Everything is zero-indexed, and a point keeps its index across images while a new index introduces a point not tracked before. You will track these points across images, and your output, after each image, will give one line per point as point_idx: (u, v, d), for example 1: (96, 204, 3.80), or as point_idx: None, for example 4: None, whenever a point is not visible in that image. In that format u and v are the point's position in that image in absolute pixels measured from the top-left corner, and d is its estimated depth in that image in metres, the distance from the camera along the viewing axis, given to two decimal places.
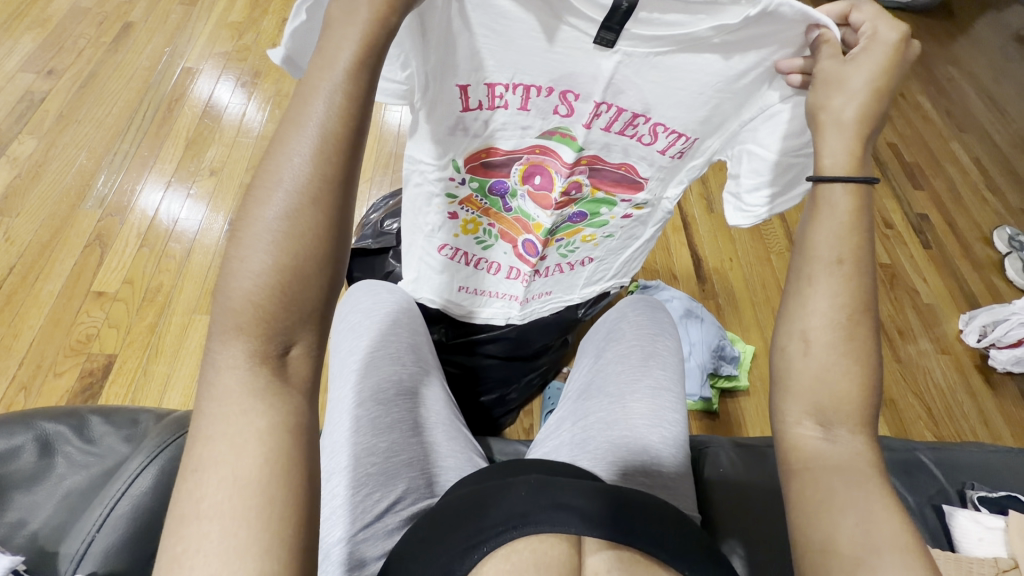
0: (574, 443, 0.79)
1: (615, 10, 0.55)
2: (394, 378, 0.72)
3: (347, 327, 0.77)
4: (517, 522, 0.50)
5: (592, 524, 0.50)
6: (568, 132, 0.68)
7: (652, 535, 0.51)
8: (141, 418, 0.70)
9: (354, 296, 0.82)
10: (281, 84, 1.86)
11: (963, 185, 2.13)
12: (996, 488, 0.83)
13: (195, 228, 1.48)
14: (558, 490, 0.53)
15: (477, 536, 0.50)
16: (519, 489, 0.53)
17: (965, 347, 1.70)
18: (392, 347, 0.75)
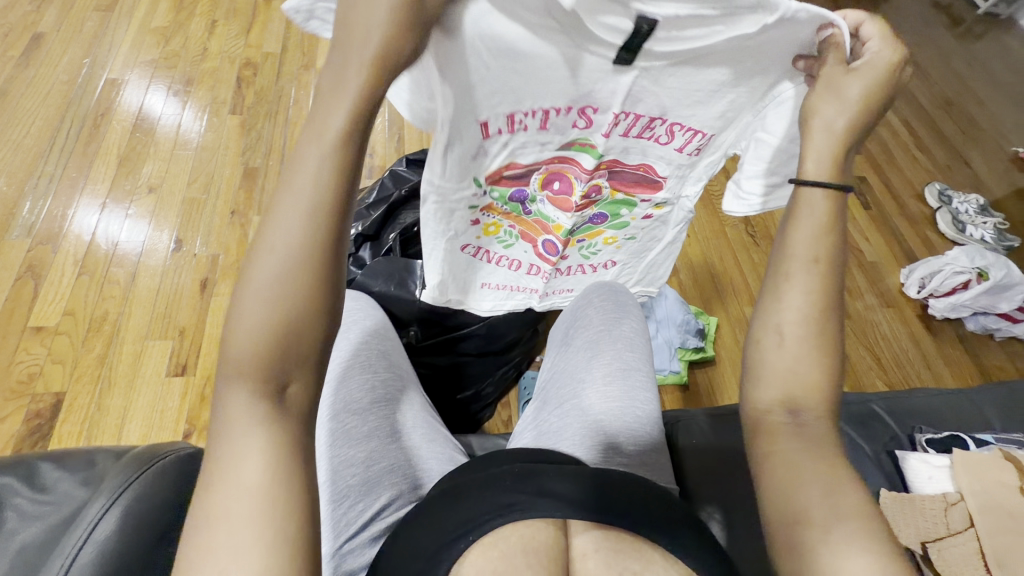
0: (551, 430, 0.80)
1: (635, 34, 0.53)
2: (367, 386, 0.71)
3: None
4: (501, 511, 0.51)
5: (558, 504, 0.51)
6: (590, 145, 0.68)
7: (633, 515, 0.51)
8: (95, 459, 0.66)
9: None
10: (217, 89, 1.77)
11: (896, 146, 2.26)
12: (941, 429, 0.89)
13: (139, 248, 1.40)
14: (546, 482, 0.53)
15: (458, 527, 0.50)
16: (497, 479, 0.53)
17: (907, 299, 1.81)
18: (362, 354, 0.74)
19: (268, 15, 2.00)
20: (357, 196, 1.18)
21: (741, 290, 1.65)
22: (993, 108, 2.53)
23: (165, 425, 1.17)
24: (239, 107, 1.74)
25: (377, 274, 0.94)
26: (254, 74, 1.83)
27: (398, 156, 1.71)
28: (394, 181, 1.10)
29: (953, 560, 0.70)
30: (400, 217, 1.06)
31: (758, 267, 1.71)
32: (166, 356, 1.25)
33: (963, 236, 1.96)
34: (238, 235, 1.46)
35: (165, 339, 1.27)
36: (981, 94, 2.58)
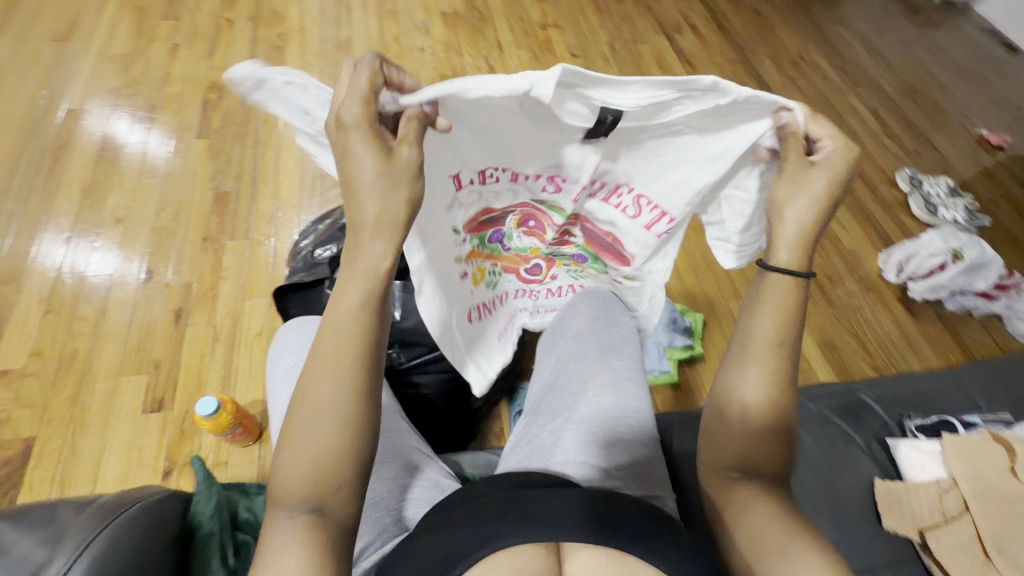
0: (542, 447, 0.78)
1: (601, 122, 0.60)
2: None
3: (283, 374, 0.75)
4: (480, 544, 0.48)
5: (570, 518, 0.50)
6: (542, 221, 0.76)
7: (632, 530, 0.50)
8: (61, 511, 0.53)
9: (291, 343, 0.79)
10: (182, 114, 1.73)
11: (865, 134, 2.31)
12: (929, 413, 0.90)
13: (106, 283, 1.36)
14: (555, 505, 0.52)
15: (466, 547, 0.48)
16: (476, 515, 0.52)
17: (887, 282, 1.84)
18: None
19: (231, 36, 1.98)
20: (332, 215, 1.17)
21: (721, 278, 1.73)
22: (954, 92, 2.60)
23: (144, 463, 1.12)
24: (206, 131, 1.70)
25: None
26: (221, 97, 1.79)
27: None
28: None
29: (947, 548, 0.71)
30: None
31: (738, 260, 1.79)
32: (142, 392, 1.21)
33: (936, 219, 2.00)
34: (212, 261, 1.43)
35: (140, 374, 1.23)
36: (944, 80, 2.65)
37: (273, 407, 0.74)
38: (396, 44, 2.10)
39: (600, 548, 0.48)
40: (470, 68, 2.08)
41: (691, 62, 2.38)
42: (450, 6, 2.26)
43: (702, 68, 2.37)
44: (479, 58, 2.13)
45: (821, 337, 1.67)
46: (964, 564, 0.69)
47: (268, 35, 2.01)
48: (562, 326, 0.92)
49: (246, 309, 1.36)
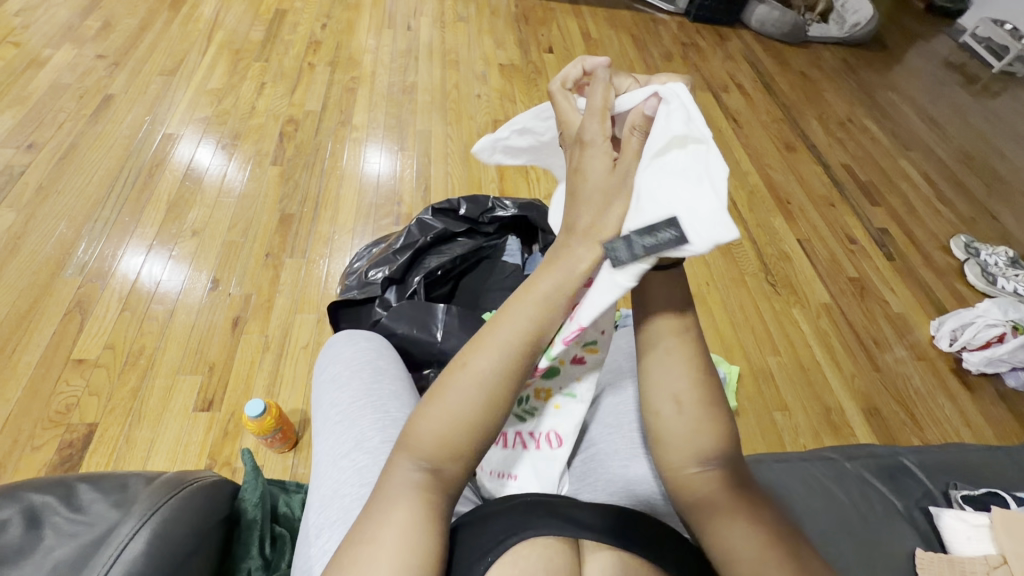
0: (576, 476, 0.80)
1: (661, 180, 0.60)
2: (379, 424, 0.72)
3: (330, 379, 0.80)
4: (516, 530, 0.54)
5: (599, 523, 0.57)
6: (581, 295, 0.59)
7: (655, 550, 0.56)
8: (132, 481, 0.59)
9: (337, 352, 0.84)
10: (261, 143, 1.92)
11: (916, 198, 2.27)
12: (978, 485, 0.86)
13: (177, 288, 1.49)
14: (582, 507, 0.58)
15: (499, 535, 0.54)
16: (510, 507, 0.57)
17: (939, 351, 1.76)
18: (375, 395, 0.76)
19: (310, 78, 2.20)
20: (386, 240, 1.26)
21: (759, 333, 1.72)
22: (1015, 161, 2.53)
23: (189, 459, 1.19)
24: (280, 159, 1.87)
25: (401, 318, 0.99)
26: (296, 130, 1.98)
27: (424, 205, 1.80)
28: (421, 230, 1.17)
29: None
30: (424, 263, 1.14)
31: (778, 316, 1.78)
32: (195, 392, 1.30)
33: (995, 289, 1.91)
34: (271, 276, 1.54)
35: (195, 374, 1.32)
36: (1003, 149, 2.60)
37: (318, 408, 0.79)
38: (456, 90, 2.27)
39: (620, 555, 0.55)
40: (522, 115, 2.21)
41: (737, 120, 2.44)
42: (508, 59, 2.44)
43: (747, 126, 2.43)
44: (531, 106, 2.27)
45: (866, 402, 1.60)
46: None
47: (343, 78, 2.23)
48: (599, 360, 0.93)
49: (296, 322, 1.45)
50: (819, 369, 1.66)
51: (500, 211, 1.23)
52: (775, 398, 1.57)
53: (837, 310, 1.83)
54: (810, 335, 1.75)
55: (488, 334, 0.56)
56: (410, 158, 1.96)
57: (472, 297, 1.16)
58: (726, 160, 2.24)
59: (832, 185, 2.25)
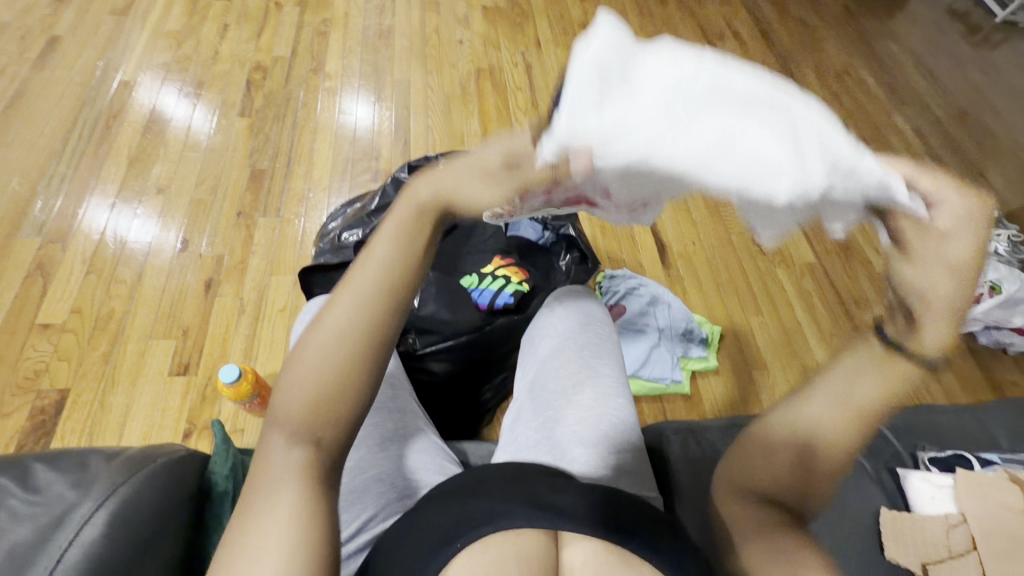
0: (530, 445, 0.78)
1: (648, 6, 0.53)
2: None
3: None
4: (493, 518, 0.53)
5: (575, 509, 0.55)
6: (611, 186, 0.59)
7: (649, 538, 0.54)
8: (92, 459, 0.57)
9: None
10: (227, 91, 1.80)
11: (907, 154, 2.24)
12: (945, 446, 0.89)
13: (145, 248, 1.42)
14: (558, 494, 0.56)
15: (473, 521, 0.53)
16: (485, 494, 0.56)
17: (917, 311, 1.79)
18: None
19: (278, 19, 2.03)
20: (361, 199, 1.20)
21: (743, 293, 1.72)
22: (1009, 118, 2.49)
23: (166, 425, 1.18)
24: (248, 110, 1.76)
25: None
26: (264, 77, 1.85)
27: (403, 160, 1.73)
28: (397, 188, 1.13)
29: None
30: None
31: (762, 276, 1.77)
32: (169, 357, 1.26)
33: None
34: (244, 236, 1.48)
35: (169, 339, 1.29)
36: (996, 104, 2.55)
37: None
38: (437, 35, 2.12)
39: (600, 542, 0.53)
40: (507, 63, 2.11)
41: None
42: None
43: None
44: (516, 53, 2.16)
45: None
46: None
47: (313, 20, 2.06)
48: (545, 323, 0.92)
49: (272, 285, 1.40)
50: (799, 328, 1.68)
51: None
52: (755, 355, 1.60)
53: (821, 271, 1.83)
54: (793, 294, 1.75)
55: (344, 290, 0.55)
56: (388, 110, 1.85)
57: (451, 259, 1.13)
58: None
59: None
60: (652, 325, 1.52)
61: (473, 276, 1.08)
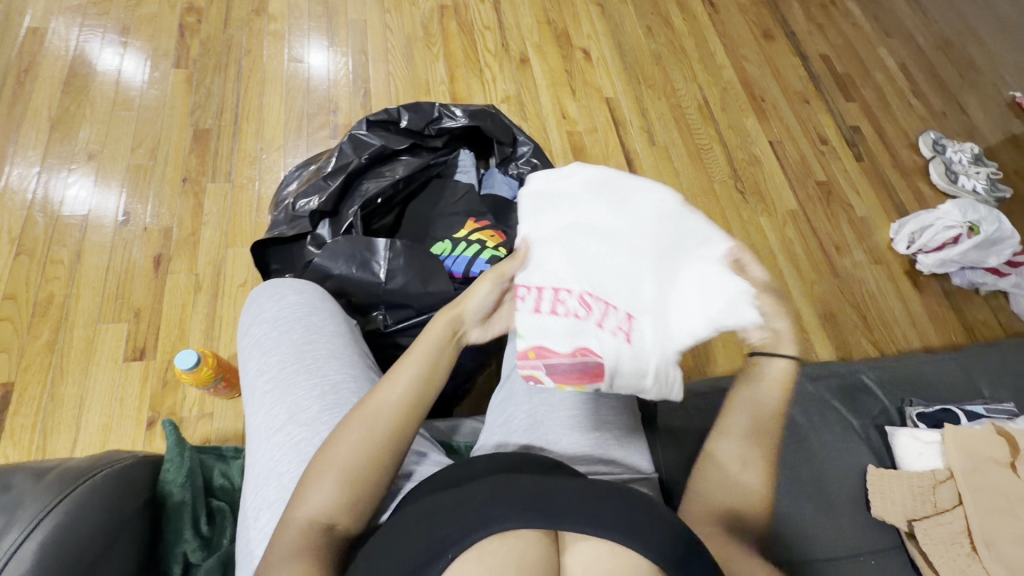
0: (525, 427, 0.81)
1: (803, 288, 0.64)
2: (315, 391, 0.67)
3: (253, 343, 0.72)
4: (482, 522, 0.46)
5: (570, 505, 0.48)
6: (545, 291, 0.61)
7: (654, 533, 0.47)
8: (15, 477, 0.50)
9: (261, 310, 0.76)
10: (157, 38, 1.59)
11: (891, 90, 2.16)
12: (931, 400, 0.90)
13: (81, 222, 1.29)
14: (555, 490, 0.49)
15: (462, 528, 0.46)
16: (475, 493, 0.49)
17: (895, 254, 1.79)
18: (308, 357, 0.69)
19: None
20: (318, 160, 1.10)
21: None
22: (993, 49, 2.41)
23: (127, 413, 1.11)
24: (184, 60, 1.57)
25: (336, 255, 0.88)
26: (199, 21, 1.64)
27: (364, 113, 1.58)
28: (355, 148, 1.03)
29: (935, 538, 0.73)
30: (361, 188, 1.01)
31: (745, 225, 1.73)
32: (121, 341, 1.17)
33: (955, 188, 1.90)
34: (193, 205, 1.35)
35: (120, 322, 1.19)
36: (981, 33, 2.46)
37: (244, 373, 0.72)
38: None
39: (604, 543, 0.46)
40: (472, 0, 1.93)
41: (713, 4, 2.21)
42: None
43: (724, 10, 2.20)
44: None
45: (822, 307, 1.64)
46: (948, 553, 0.71)
47: None
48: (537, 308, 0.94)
49: (229, 258, 1.30)
50: (780, 277, 1.67)
51: (447, 122, 1.12)
52: None
53: (803, 217, 1.79)
54: (775, 243, 1.73)
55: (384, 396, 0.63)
56: (344, 55, 1.68)
57: (422, 223, 1.06)
58: (699, 52, 2.07)
59: (809, 79, 2.10)
60: None
61: (445, 242, 1.00)
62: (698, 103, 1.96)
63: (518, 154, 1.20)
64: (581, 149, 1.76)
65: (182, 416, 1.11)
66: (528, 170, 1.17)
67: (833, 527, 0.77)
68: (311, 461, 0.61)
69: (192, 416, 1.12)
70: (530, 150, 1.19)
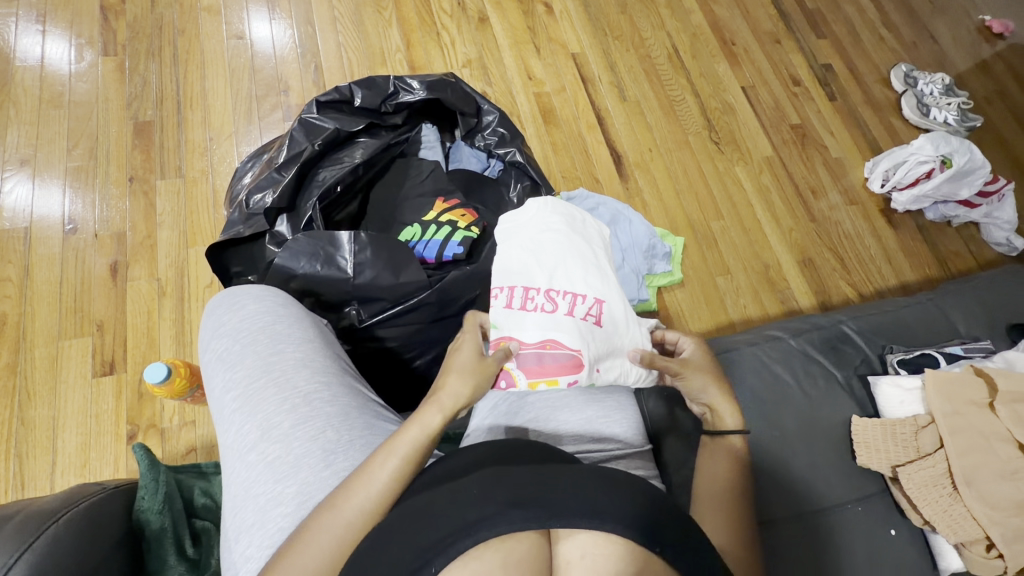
0: (513, 409, 0.80)
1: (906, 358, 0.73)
2: (286, 405, 0.64)
3: (216, 359, 0.69)
4: (471, 528, 0.44)
5: (559, 496, 0.46)
6: (516, 289, 0.74)
7: (649, 521, 0.46)
8: None
9: (220, 322, 0.71)
10: (78, 23, 1.45)
11: (861, 23, 2.11)
12: (910, 344, 0.92)
13: (25, 234, 1.21)
14: (544, 485, 0.47)
15: (449, 535, 0.44)
16: (460, 494, 0.47)
17: (870, 194, 1.79)
18: (275, 371, 0.66)
19: None
20: (270, 149, 1.03)
21: (702, 198, 1.66)
22: None
23: (105, 430, 1.07)
24: (112, 46, 1.44)
25: (299, 255, 0.84)
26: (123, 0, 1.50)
27: (317, 90, 1.48)
28: (307, 133, 0.96)
29: (918, 482, 0.74)
30: (317, 177, 0.96)
31: (721, 176, 1.71)
32: (87, 356, 1.12)
33: (927, 121, 1.89)
34: (144, 206, 1.27)
35: (82, 337, 1.14)
36: None
37: (210, 390, 0.69)
38: None
39: (596, 532, 0.45)
40: None
41: None
42: None
43: None
44: None
45: (801, 254, 1.65)
46: (931, 496, 0.73)
47: None
48: None
49: (190, 258, 1.23)
50: (758, 226, 1.66)
51: (404, 96, 1.06)
52: (717, 261, 1.58)
53: (778, 164, 1.77)
54: (751, 192, 1.71)
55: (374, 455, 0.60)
56: (289, 27, 1.56)
57: (389, 209, 1.01)
58: None
59: (779, 18, 2.03)
60: (615, 247, 1.45)
61: (414, 227, 0.96)
62: (667, 52, 1.88)
63: (484, 124, 1.15)
64: (550, 111, 1.69)
65: (163, 426, 1.08)
66: (495, 140, 1.14)
67: (823, 474, 0.79)
68: (290, 478, 0.60)
69: (174, 425, 1.09)
70: (496, 119, 1.14)
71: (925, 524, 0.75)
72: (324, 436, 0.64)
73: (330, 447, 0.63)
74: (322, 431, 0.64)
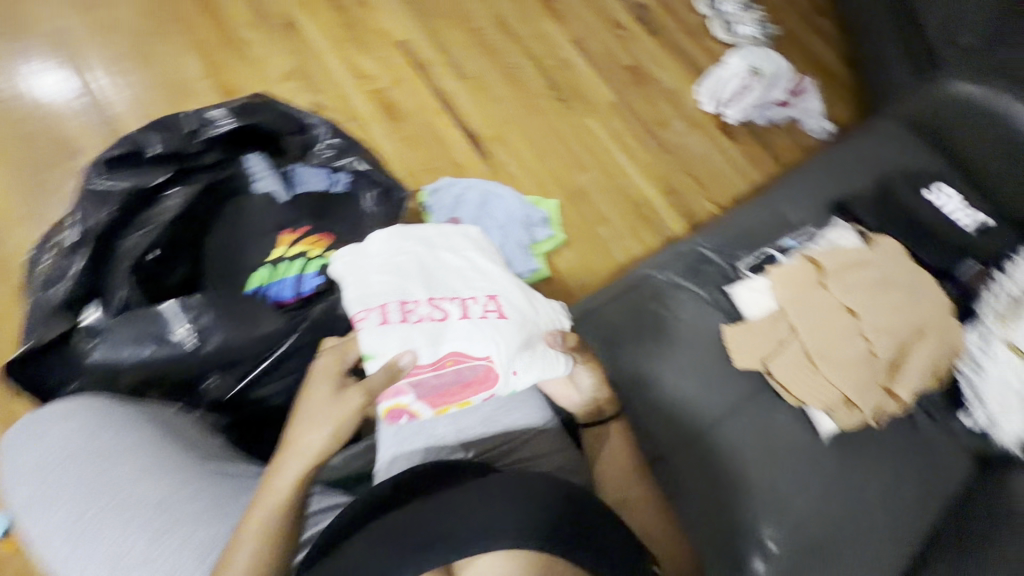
0: (410, 430, 0.78)
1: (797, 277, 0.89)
2: (138, 524, 0.57)
3: (31, 503, 0.58)
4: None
5: (442, 522, 0.51)
6: (391, 305, 0.68)
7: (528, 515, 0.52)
8: None
9: (19, 458, 0.61)
10: None
11: None
12: (757, 247, 1.01)
13: None
14: (428, 520, 0.52)
15: None
16: (353, 552, 0.51)
17: (707, 115, 1.94)
18: (115, 490, 0.58)
19: None
20: (58, 227, 0.87)
21: (564, 156, 1.70)
22: None
23: None
24: None
25: (125, 343, 0.74)
26: None
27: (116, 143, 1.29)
28: (97, 202, 0.83)
29: (782, 367, 0.86)
30: (126, 247, 0.83)
31: (575, 131, 1.76)
32: None
33: (735, 38, 2.08)
34: None
35: None
36: None
37: (30, 540, 0.57)
38: None
39: (484, 543, 0.50)
40: None
41: None
42: None
43: None
44: None
45: (663, 184, 1.76)
46: (793, 374, 0.86)
47: None
48: None
49: None
50: (620, 169, 1.74)
51: (211, 130, 0.95)
52: (592, 212, 1.64)
53: (623, 107, 1.86)
54: (606, 139, 1.78)
55: (243, 529, 0.58)
56: (75, 83, 1.38)
57: (228, 258, 0.91)
58: None
59: None
60: (492, 225, 1.46)
61: (261, 271, 0.90)
62: (493, 20, 1.87)
63: (313, 138, 1.07)
64: (392, 106, 1.62)
65: None
66: (331, 153, 1.07)
67: (705, 396, 0.87)
68: None
69: None
70: (326, 130, 1.07)
71: (796, 402, 0.86)
72: (195, 538, 0.58)
73: (207, 546, 0.58)
74: (193, 533, 0.58)
